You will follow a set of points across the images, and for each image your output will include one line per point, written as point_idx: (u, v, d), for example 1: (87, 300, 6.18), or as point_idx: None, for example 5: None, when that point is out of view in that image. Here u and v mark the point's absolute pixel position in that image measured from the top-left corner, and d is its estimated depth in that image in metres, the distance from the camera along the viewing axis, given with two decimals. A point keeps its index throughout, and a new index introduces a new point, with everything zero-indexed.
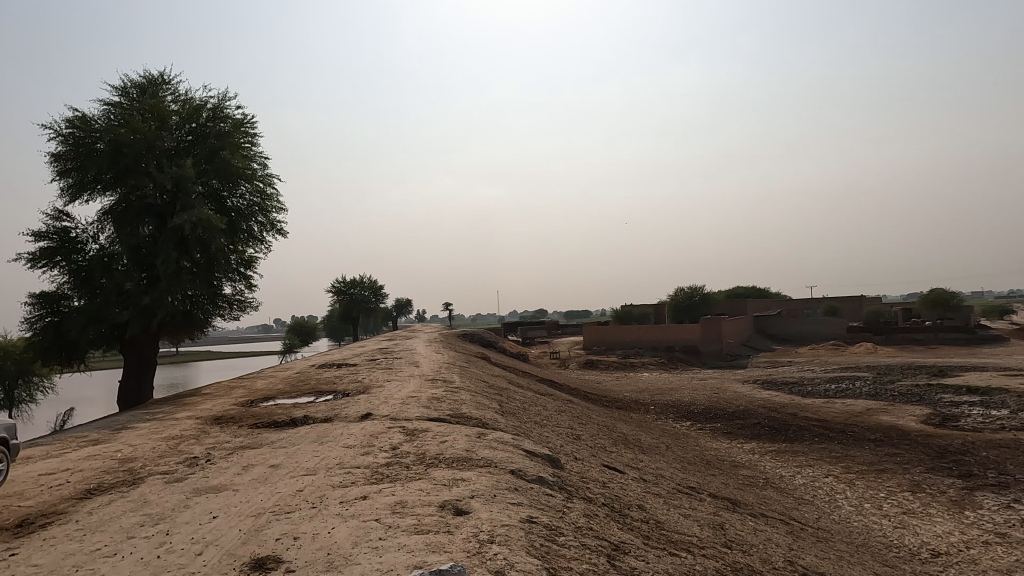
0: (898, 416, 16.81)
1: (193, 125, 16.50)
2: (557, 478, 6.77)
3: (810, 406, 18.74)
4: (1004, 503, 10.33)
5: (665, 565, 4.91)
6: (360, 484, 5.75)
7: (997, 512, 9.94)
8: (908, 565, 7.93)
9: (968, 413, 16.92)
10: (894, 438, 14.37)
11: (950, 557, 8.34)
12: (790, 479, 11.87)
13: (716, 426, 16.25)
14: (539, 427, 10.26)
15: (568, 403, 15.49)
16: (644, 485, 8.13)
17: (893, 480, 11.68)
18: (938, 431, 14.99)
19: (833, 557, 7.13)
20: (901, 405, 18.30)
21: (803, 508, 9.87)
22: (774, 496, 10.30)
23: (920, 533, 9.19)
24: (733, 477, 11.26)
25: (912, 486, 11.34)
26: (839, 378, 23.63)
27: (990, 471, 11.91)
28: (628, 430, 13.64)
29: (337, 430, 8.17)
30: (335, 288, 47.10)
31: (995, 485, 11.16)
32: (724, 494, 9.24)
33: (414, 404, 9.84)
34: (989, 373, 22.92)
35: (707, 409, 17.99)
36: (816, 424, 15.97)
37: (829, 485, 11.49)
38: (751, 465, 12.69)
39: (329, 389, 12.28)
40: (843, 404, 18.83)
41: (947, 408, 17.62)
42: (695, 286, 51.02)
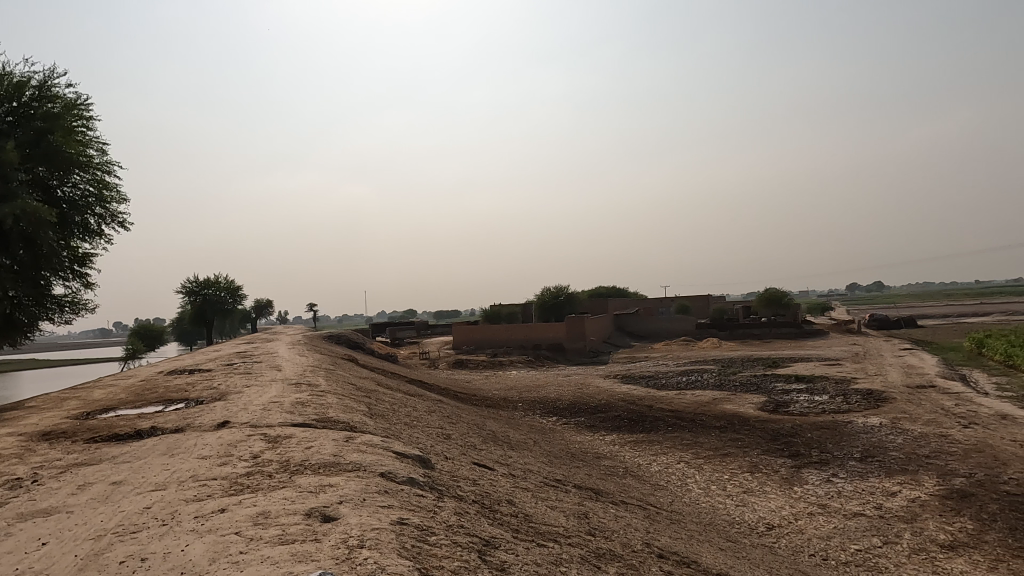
0: (739, 405, 18.47)
1: (13, 105, 14.65)
2: (428, 478, 6.74)
3: (663, 398, 20.06)
4: (825, 478, 11.71)
5: (533, 556, 5.09)
6: (217, 497, 5.38)
7: (819, 486, 11.25)
8: (747, 539, 8.74)
9: (797, 399, 18.95)
10: (736, 425, 15.78)
11: (782, 528, 9.32)
12: (647, 467, 12.65)
13: (579, 421, 16.91)
14: (409, 428, 10.18)
15: (438, 403, 15.47)
16: (513, 480, 8.33)
17: (736, 464, 12.78)
18: (772, 416, 16.66)
19: (684, 537, 7.72)
20: (741, 394, 20.11)
21: (658, 494, 10.57)
22: (632, 484, 10.94)
23: (758, 509, 10.18)
24: (596, 468, 11.82)
25: (750, 467, 12.52)
26: (689, 372, 25.47)
27: (813, 450, 13.43)
28: (497, 428, 13.87)
29: (190, 441, 7.60)
30: (185, 288, 43.65)
31: (817, 463, 12.61)
32: (588, 484, 9.67)
33: (275, 409, 9.37)
34: (812, 363, 25.80)
35: (572, 404, 18.70)
36: (669, 414, 17.14)
37: (681, 470, 12.38)
38: (612, 456, 13.37)
39: (180, 397, 11.40)
40: (693, 395, 20.36)
41: (779, 396, 19.60)
42: (561, 286, 52.86)
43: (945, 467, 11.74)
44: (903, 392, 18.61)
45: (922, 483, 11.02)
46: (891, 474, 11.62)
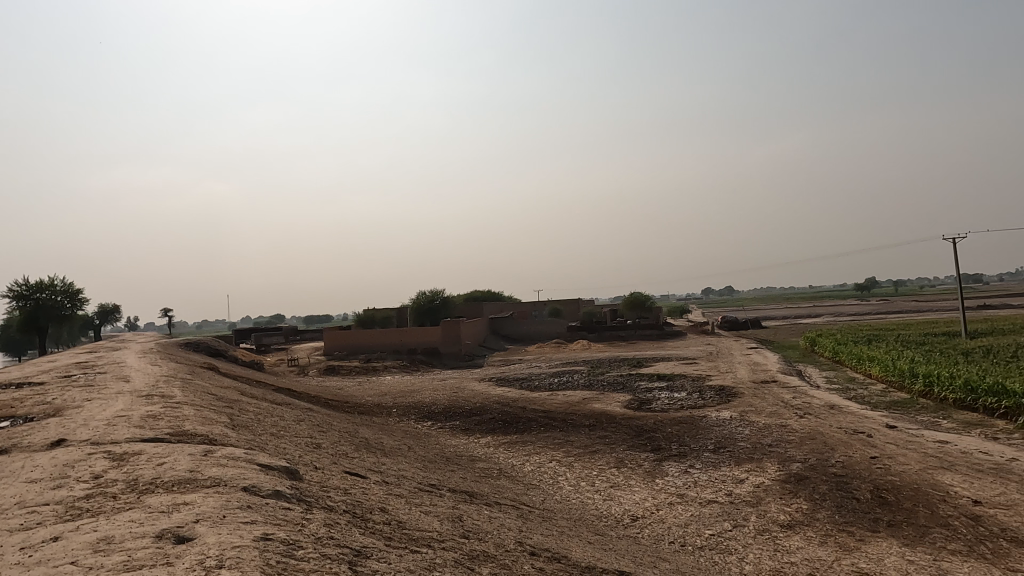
0: (607, 403, 19.34)
1: None
2: (296, 490, 6.44)
3: (536, 399, 20.56)
4: (683, 469, 12.55)
5: (406, 563, 5.02)
6: (48, 525, 4.81)
7: (678, 477, 12.04)
8: (613, 531, 9.16)
9: (658, 396, 20.15)
10: (603, 423, 16.51)
11: (645, 519, 9.87)
12: (520, 467, 12.91)
13: (454, 424, 16.92)
14: (276, 439, 9.69)
15: (308, 411, 14.85)
16: (387, 487, 8.18)
17: (604, 460, 13.37)
18: (636, 413, 17.61)
19: (555, 533, 7.96)
20: (609, 394, 21.08)
21: (531, 493, 10.82)
22: (506, 485, 11.11)
23: (623, 502, 10.71)
24: (470, 471, 11.88)
25: (616, 462, 13.14)
26: (561, 373, 26.33)
27: (672, 444, 14.35)
28: (371, 434, 13.56)
29: (16, 463, 6.75)
30: (12, 291, 38.77)
31: (676, 455, 13.49)
32: (463, 487, 9.70)
33: (122, 424, 8.56)
34: (672, 363, 27.57)
35: (447, 408, 18.69)
36: (542, 415, 17.60)
37: (553, 469, 12.76)
38: (486, 458, 13.51)
39: (4, 414, 10.09)
40: (564, 396, 21.04)
41: (643, 394, 20.75)
42: (436, 290, 52.60)
43: (784, 454, 13.00)
44: (750, 387, 20.38)
45: (765, 470, 12.12)
46: (739, 463, 12.68)
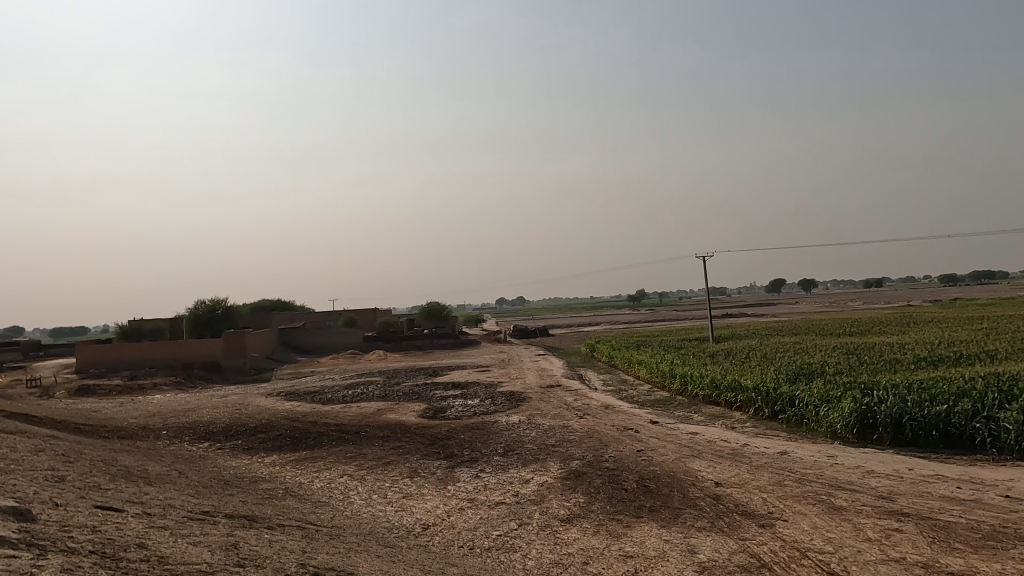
0: (401, 413, 19.26)
1: None
2: (25, 534, 5.49)
3: (328, 412, 19.80)
4: (474, 474, 12.92)
5: None
6: None
7: (468, 482, 12.35)
8: (404, 542, 9.13)
9: (453, 404, 20.55)
10: (398, 433, 16.41)
11: (436, 526, 9.97)
12: (308, 485, 12.32)
13: (235, 444, 15.65)
14: (4, 476, 8.17)
15: (50, 440, 12.74)
16: (149, 520, 7.31)
17: (396, 470, 13.27)
18: (431, 422, 17.78)
19: (342, 551, 7.72)
20: (404, 403, 21.01)
21: (319, 511, 10.38)
22: (292, 505, 10.54)
23: (415, 512, 10.72)
24: (251, 493, 11.07)
25: (409, 472, 13.12)
26: (355, 384, 25.66)
27: (465, 450, 14.71)
28: (132, 461, 12.02)
29: None
30: None
31: (468, 461, 13.84)
32: (242, 512, 9.01)
33: None
34: (466, 371, 28.33)
35: (227, 427, 17.22)
36: (334, 428, 16.99)
37: (343, 484, 12.37)
38: (270, 478, 12.68)
39: None
40: (358, 408, 20.53)
41: (438, 402, 21.01)
42: (218, 299, 48.18)
43: (565, 453, 13.98)
44: (537, 392, 21.64)
45: (548, 469, 12.93)
46: (526, 464, 13.37)
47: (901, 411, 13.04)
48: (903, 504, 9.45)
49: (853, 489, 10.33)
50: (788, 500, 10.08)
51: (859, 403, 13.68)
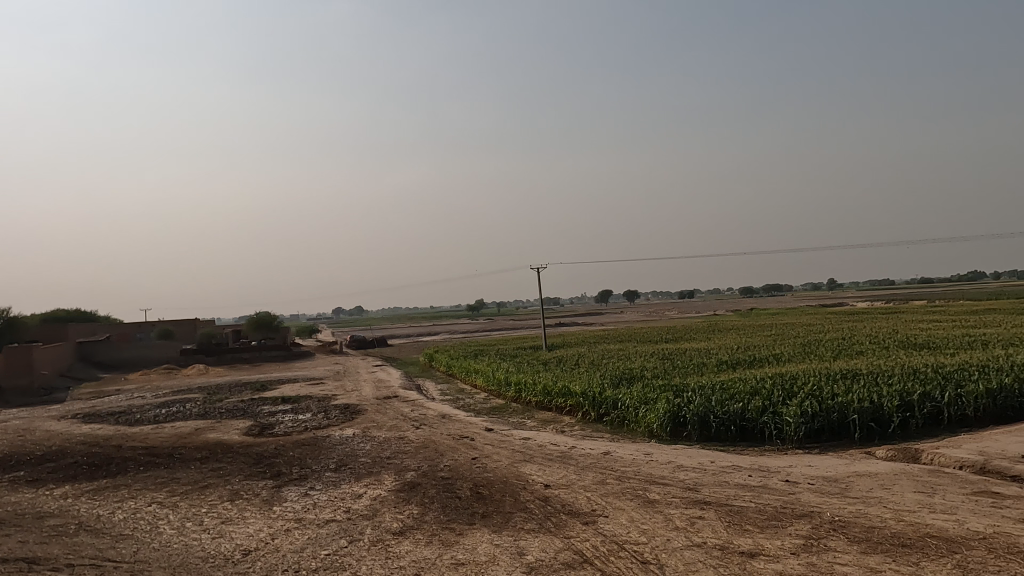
0: (223, 432, 17.88)
1: None
2: None
3: (136, 434, 17.85)
4: (302, 492, 12.32)
5: None
6: None
7: (296, 502, 11.75)
8: (220, 571, 8.46)
9: (282, 419, 19.47)
10: (218, 453, 15.20)
11: (259, 551, 9.36)
12: (108, 517, 11.00)
13: (16, 477, 13.56)
14: None
15: None
16: None
17: (215, 494, 12.28)
18: (257, 440, 16.69)
19: None
20: (226, 421, 19.54)
21: (119, 546, 9.30)
22: (85, 541, 9.34)
23: (235, 537, 9.99)
24: (34, 532, 9.65)
25: (230, 495, 12.21)
26: (169, 402, 23.39)
27: (293, 467, 13.99)
28: None
29: None
30: None
31: (297, 479, 13.18)
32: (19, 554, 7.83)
33: None
34: (298, 384, 27.00)
35: (5, 457, 14.88)
36: (142, 452, 15.35)
37: (151, 513, 11.21)
38: (60, 513, 11.15)
39: None
40: (172, 428, 18.74)
41: (265, 418, 19.79)
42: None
43: (400, 465, 13.80)
44: (373, 403, 21.16)
45: (382, 482, 12.68)
46: (358, 479, 12.99)
47: (706, 410, 14.50)
48: (706, 494, 10.50)
49: (665, 482, 11.29)
50: (609, 497, 10.77)
51: (672, 404, 14.99)
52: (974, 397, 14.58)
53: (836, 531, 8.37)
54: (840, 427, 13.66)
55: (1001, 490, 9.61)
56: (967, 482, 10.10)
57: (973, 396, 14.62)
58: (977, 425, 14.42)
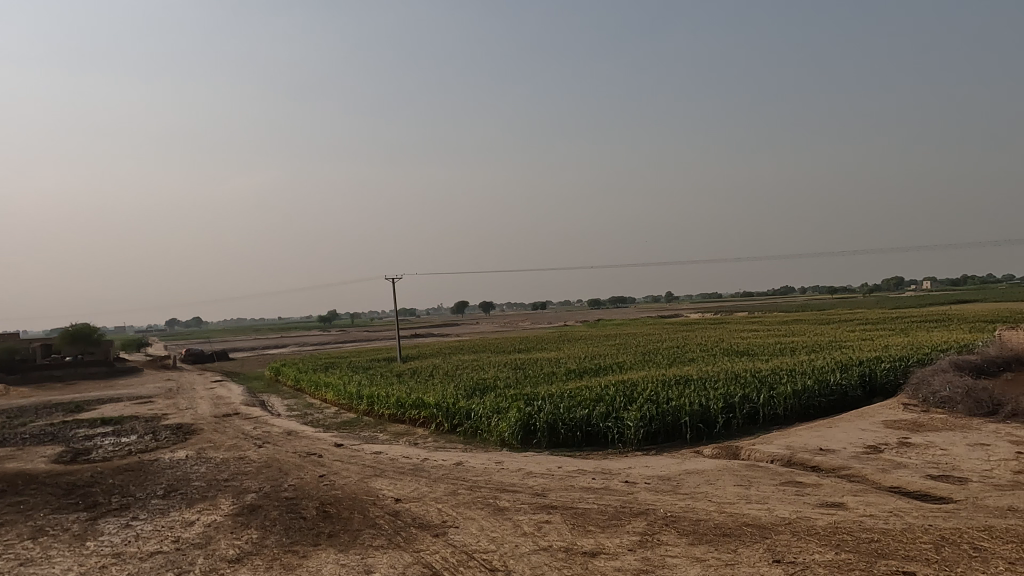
0: (25, 461, 15.66)
1: None
2: None
3: None
4: (123, 523, 11.10)
5: None
6: None
7: (115, 534, 10.57)
8: None
9: (100, 444, 17.46)
10: (19, 486, 13.29)
11: None
12: None
13: None
14: None
15: None
16: None
17: (13, 533, 10.71)
18: (69, 468, 14.82)
19: None
20: (30, 448, 17.15)
21: None
22: None
23: None
24: None
25: (33, 532, 10.71)
26: None
27: (113, 496, 12.58)
28: None
29: None
30: None
31: (117, 509, 11.86)
32: None
33: None
34: (121, 403, 24.36)
35: None
36: None
37: None
38: None
39: None
40: None
41: (80, 443, 17.63)
42: None
43: (239, 487, 12.89)
44: (210, 422, 19.60)
45: (218, 506, 11.76)
46: (190, 504, 11.94)
47: (554, 417, 15.03)
48: (552, 498, 10.86)
49: (514, 489, 11.53)
50: (460, 507, 10.79)
51: (523, 412, 15.37)
52: (783, 398, 16.44)
53: (668, 525, 9.01)
54: (673, 429, 14.77)
55: (804, 479, 10.89)
56: (777, 473, 11.33)
57: (782, 396, 16.48)
58: (785, 422, 16.26)
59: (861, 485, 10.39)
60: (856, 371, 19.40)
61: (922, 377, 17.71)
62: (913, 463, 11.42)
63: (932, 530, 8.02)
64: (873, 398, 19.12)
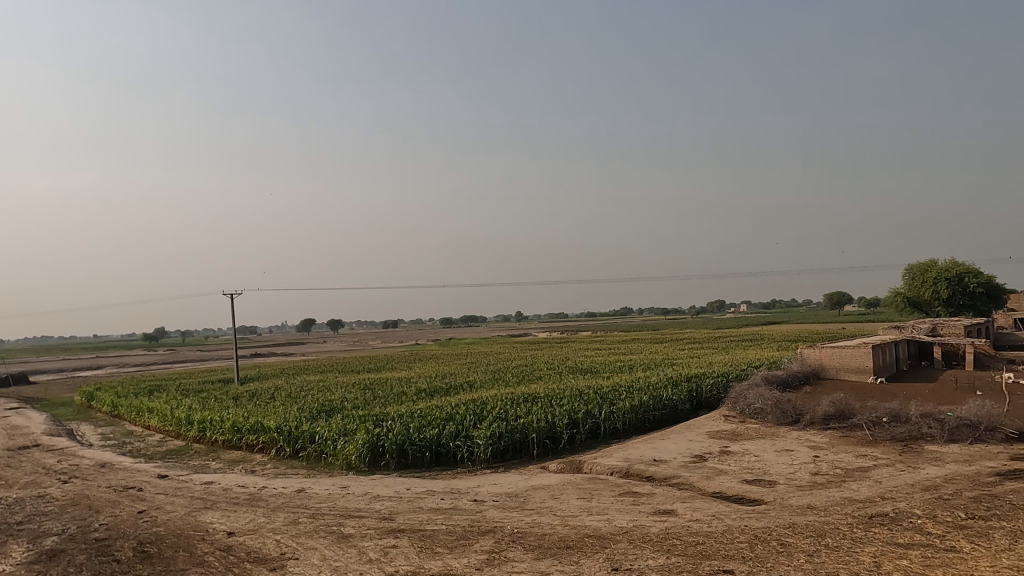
0: None
1: None
2: None
3: None
4: None
5: None
6: None
7: None
8: None
9: None
10: None
11: None
12: None
13: None
14: None
15: None
16: None
17: None
18: None
19: None
20: None
21: None
22: None
23: None
24: None
25: None
26: None
27: None
28: None
29: None
30: None
31: None
32: None
33: None
34: None
35: None
36: None
37: None
38: None
39: None
40: None
41: None
42: None
43: (38, 530, 11.22)
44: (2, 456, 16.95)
45: (10, 554, 10.14)
46: None
47: (404, 438, 14.74)
48: (400, 521, 10.61)
49: (360, 515, 11.11)
50: (301, 537, 10.19)
51: (371, 434, 14.90)
52: (621, 413, 17.45)
53: (514, 542, 9.14)
54: (521, 446, 15.12)
55: (639, 489, 11.59)
56: (616, 485, 11.96)
57: (621, 412, 17.47)
58: (624, 436, 17.24)
59: (689, 492, 11.26)
60: (685, 387, 21.11)
61: (739, 390, 19.66)
62: (732, 469, 12.59)
63: (748, 529, 8.86)
64: (699, 410, 20.90)
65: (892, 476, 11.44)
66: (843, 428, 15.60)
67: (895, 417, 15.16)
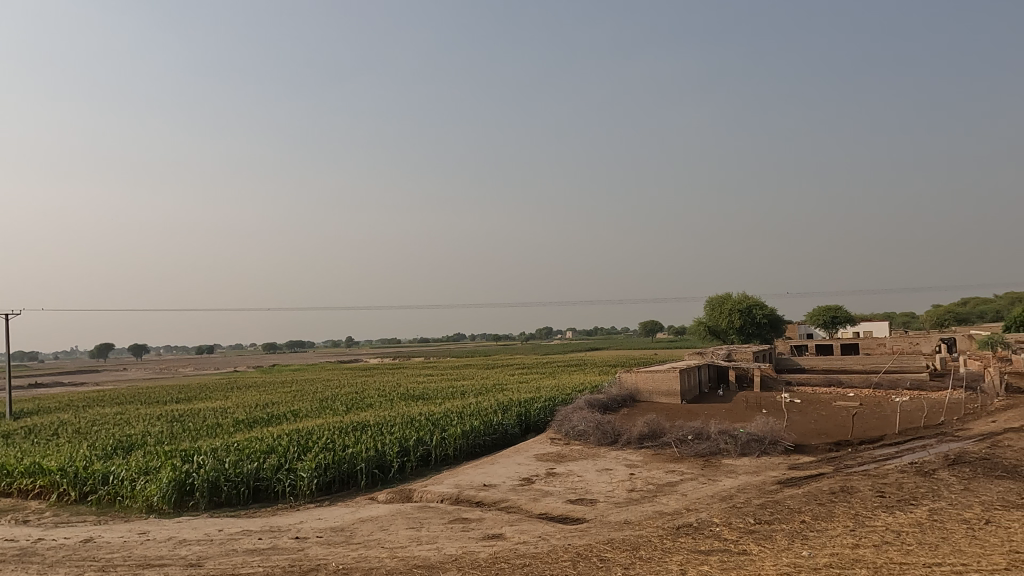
0: None
1: None
2: None
3: None
4: None
5: None
6: None
7: None
8: None
9: None
10: None
11: None
12: None
13: None
14: None
15: None
16: None
17: None
18: None
19: None
20: None
21: None
22: None
23: None
24: None
25: None
26: None
27: None
28: None
29: None
30: None
31: None
32: None
33: None
34: None
35: None
36: None
37: None
38: None
39: None
40: None
41: None
42: None
43: None
44: None
45: None
46: None
47: (216, 475, 13.47)
48: (209, 567, 9.64)
49: (161, 563, 9.93)
50: None
51: (178, 471, 13.45)
52: (452, 440, 17.45)
53: None
54: (348, 477, 14.53)
55: (468, 515, 11.64)
56: (447, 512, 11.90)
57: (452, 438, 17.47)
58: (454, 463, 17.23)
59: (516, 515, 11.52)
60: (515, 412, 21.68)
61: (564, 414, 20.59)
62: (557, 490, 13.10)
63: (571, 548, 9.24)
64: (527, 434, 21.56)
65: (695, 489, 12.58)
66: (655, 447, 16.91)
67: (698, 435, 16.73)
